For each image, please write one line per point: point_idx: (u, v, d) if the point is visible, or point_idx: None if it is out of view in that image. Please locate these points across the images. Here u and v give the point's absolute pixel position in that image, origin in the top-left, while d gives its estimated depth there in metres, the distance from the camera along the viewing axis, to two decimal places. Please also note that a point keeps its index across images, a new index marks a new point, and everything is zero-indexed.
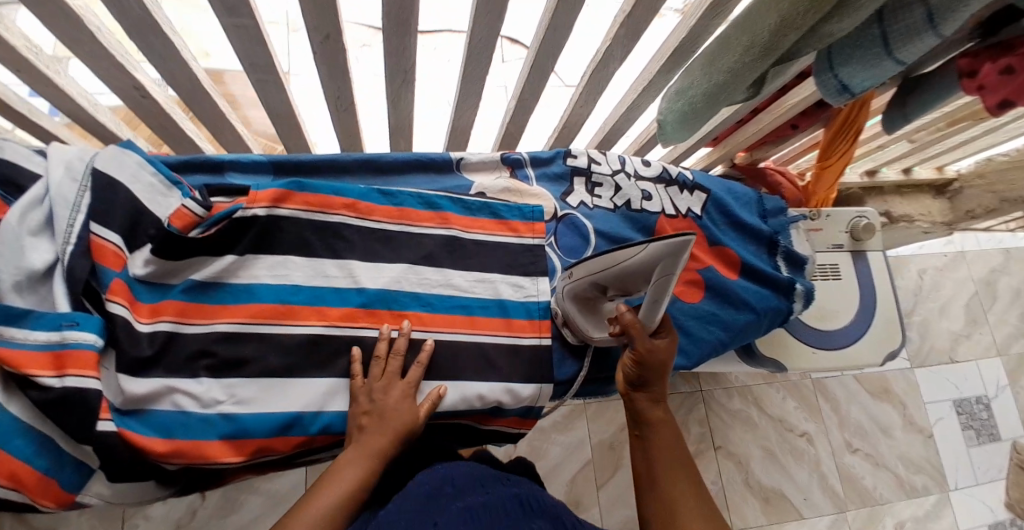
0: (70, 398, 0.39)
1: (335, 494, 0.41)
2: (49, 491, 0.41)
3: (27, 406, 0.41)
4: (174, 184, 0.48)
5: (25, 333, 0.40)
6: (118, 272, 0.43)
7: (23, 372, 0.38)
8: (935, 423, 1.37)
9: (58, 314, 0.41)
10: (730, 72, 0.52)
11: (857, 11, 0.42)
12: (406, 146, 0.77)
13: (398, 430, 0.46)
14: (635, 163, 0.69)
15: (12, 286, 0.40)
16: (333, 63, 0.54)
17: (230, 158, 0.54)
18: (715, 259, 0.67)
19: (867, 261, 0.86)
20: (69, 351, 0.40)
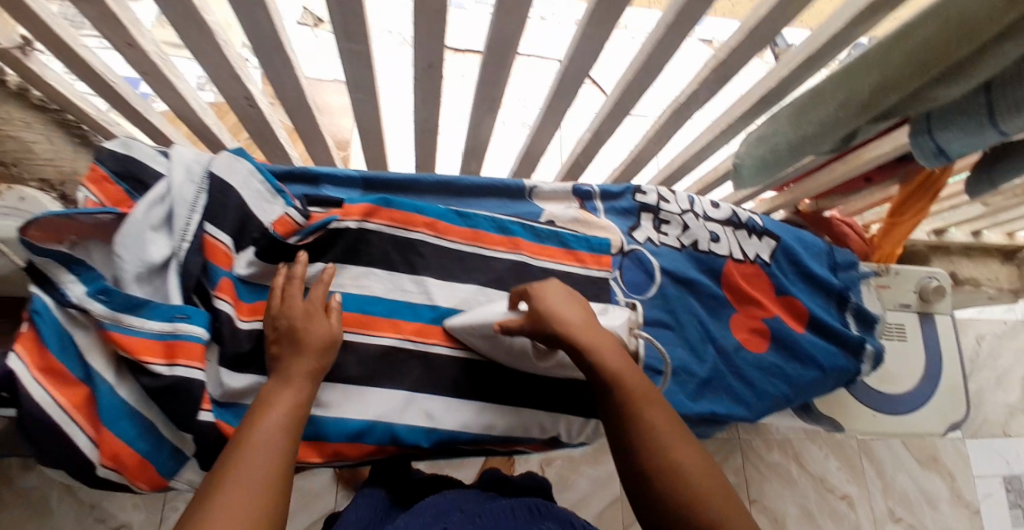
0: (177, 387, 0.41)
1: (274, 418, 0.38)
2: (145, 474, 0.44)
3: (134, 391, 0.44)
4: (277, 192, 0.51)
5: (141, 321, 0.42)
6: (226, 272, 0.47)
7: (138, 358, 0.41)
8: (983, 498, 1.27)
9: (170, 305, 0.43)
10: (820, 125, 0.51)
11: (967, 79, 0.41)
12: (476, 167, 0.79)
13: (317, 347, 0.43)
14: (704, 203, 0.68)
15: (133, 277, 0.43)
16: (428, 90, 0.56)
17: (326, 173, 0.57)
18: (782, 309, 0.65)
19: (934, 323, 0.83)
20: (179, 342, 0.42)
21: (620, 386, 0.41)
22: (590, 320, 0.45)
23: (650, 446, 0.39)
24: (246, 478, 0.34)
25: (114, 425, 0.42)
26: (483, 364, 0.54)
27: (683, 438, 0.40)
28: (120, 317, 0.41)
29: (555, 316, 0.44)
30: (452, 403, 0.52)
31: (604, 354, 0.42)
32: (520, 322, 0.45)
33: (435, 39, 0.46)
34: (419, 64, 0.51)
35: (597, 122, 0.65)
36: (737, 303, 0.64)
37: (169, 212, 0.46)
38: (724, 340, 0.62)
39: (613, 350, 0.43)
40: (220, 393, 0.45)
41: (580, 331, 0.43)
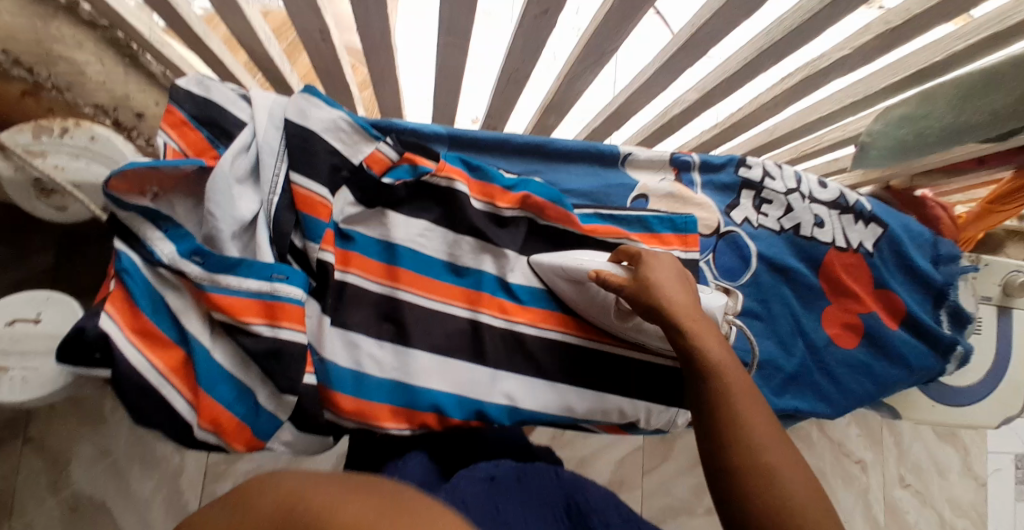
0: (279, 351, 0.37)
1: None
2: (243, 437, 0.38)
3: (229, 351, 0.38)
4: (376, 138, 0.44)
5: (238, 279, 0.37)
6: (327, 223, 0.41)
7: (238, 319, 0.36)
8: (991, 472, 1.31)
9: (267, 263, 0.37)
10: (993, 114, 0.47)
11: None
12: (553, 120, 0.71)
13: None
14: (811, 183, 0.62)
15: (229, 235, 0.38)
16: (533, 39, 0.48)
17: (410, 126, 0.51)
18: (878, 304, 0.62)
19: (1011, 318, 0.78)
20: (280, 304, 0.37)
21: (718, 375, 0.39)
22: (697, 307, 0.42)
23: (735, 440, 0.35)
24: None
25: (213, 389, 0.37)
26: (573, 345, 0.50)
27: (776, 439, 0.35)
28: (215, 276, 0.36)
29: (662, 292, 0.42)
30: (537, 385, 0.49)
31: (708, 343, 0.40)
32: (622, 282, 0.43)
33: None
34: (536, 5, 0.42)
35: (713, 82, 0.57)
36: (832, 295, 0.61)
37: (255, 162, 0.40)
38: (815, 335, 0.59)
39: (715, 339, 0.41)
40: (321, 348, 0.42)
41: (684, 312, 0.41)
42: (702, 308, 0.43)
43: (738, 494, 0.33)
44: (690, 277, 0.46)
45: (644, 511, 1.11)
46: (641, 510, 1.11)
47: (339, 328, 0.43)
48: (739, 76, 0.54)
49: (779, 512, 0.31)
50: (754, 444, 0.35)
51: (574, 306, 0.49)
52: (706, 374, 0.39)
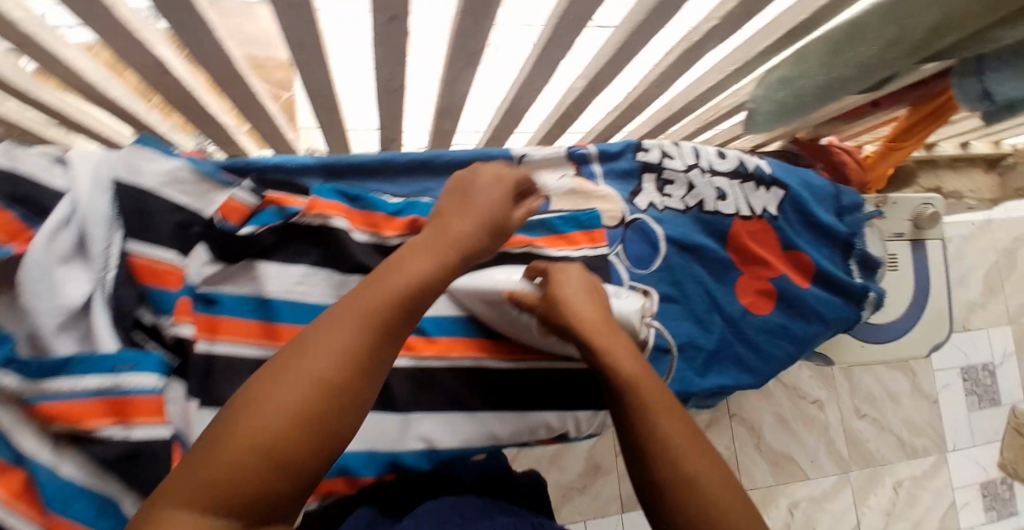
0: (140, 454, 0.33)
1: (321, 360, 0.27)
2: None
3: (84, 462, 0.35)
4: (226, 185, 0.41)
5: (73, 380, 0.32)
6: (179, 291, 0.38)
7: (81, 426, 0.32)
8: (940, 389, 1.38)
9: (107, 356, 0.33)
10: (859, 68, 0.45)
11: None
12: (452, 124, 0.66)
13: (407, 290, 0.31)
14: (709, 155, 0.62)
15: (55, 328, 0.34)
16: (391, 55, 0.45)
17: (275, 162, 0.46)
18: (788, 265, 0.63)
19: (924, 249, 0.80)
20: (127, 399, 0.33)
21: (632, 389, 0.36)
22: (605, 319, 0.41)
23: (653, 452, 0.34)
24: (385, 291, 0.30)
25: (68, 508, 0.33)
26: (486, 370, 0.48)
27: (697, 446, 0.34)
28: (41, 385, 0.32)
29: (568, 307, 0.41)
30: (452, 419, 0.46)
31: (620, 357, 0.38)
32: (533, 302, 0.43)
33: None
34: (377, 17, 0.38)
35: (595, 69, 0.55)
36: (743, 265, 0.61)
37: (80, 237, 0.35)
38: (731, 308, 0.60)
39: (628, 354, 0.39)
40: (189, 439, 0.38)
41: (595, 329, 0.40)
42: (614, 320, 0.42)
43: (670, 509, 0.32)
44: (603, 288, 0.45)
45: (622, 490, 1.12)
46: (619, 490, 1.13)
47: (214, 407, 0.39)
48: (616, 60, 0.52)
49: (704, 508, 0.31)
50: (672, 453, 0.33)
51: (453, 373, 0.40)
52: (621, 387, 0.37)
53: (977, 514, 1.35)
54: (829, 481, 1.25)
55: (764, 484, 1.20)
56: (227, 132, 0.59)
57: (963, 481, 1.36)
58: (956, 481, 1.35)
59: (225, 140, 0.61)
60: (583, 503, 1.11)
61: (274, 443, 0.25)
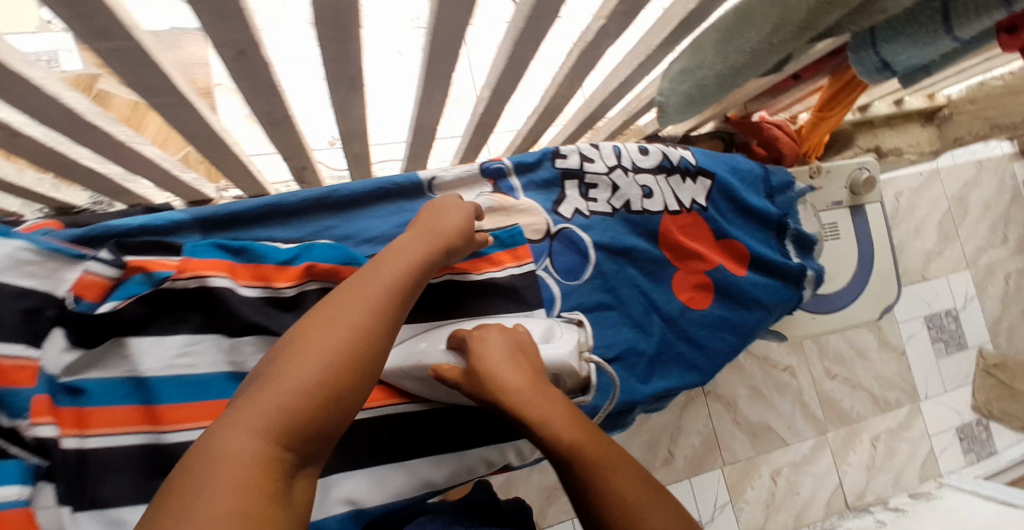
0: None
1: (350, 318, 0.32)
2: None
3: None
4: (78, 258, 0.39)
5: None
6: (34, 389, 0.35)
7: None
8: (907, 340, 1.40)
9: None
10: (752, 53, 0.43)
11: None
12: (360, 146, 0.59)
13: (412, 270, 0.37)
14: (631, 152, 0.60)
15: None
16: (260, 91, 0.41)
17: (138, 223, 0.43)
18: (723, 255, 0.62)
19: (865, 215, 0.80)
20: None
21: (577, 454, 0.34)
22: (534, 378, 0.40)
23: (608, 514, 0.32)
24: (388, 276, 0.35)
25: None
26: (414, 416, 0.47)
27: (648, 493, 0.33)
28: None
29: (490, 375, 0.39)
30: (381, 476, 0.44)
31: (558, 425, 0.36)
32: (457, 376, 0.41)
33: (237, 23, 0.31)
34: (226, 60, 0.35)
35: (493, 79, 0.52)
36: (677, 261, 0.60)
37: None
38: (668, 307, 0.58)
39: (561, 416, 0.37)
40: None
41: (522, 398, 0.38)
42: (544, 379, 0.40)
43: None
44: (530, 343, 0.44)
45: None
46: None
47: (95, 510, 0.37)
48: (513, 67, 0.49)
49: None
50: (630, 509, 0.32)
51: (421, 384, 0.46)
52: (565, 459, 0.35)
53: (955, 457, 1.38)
54: (808, 445, 1.26)
55: (745, 456, 1.21)
56: (115, 182, 0.55)
57: (937, 427, 1.39)
58: (931, 428, 1.38)
59: (116, 190, 0.57)
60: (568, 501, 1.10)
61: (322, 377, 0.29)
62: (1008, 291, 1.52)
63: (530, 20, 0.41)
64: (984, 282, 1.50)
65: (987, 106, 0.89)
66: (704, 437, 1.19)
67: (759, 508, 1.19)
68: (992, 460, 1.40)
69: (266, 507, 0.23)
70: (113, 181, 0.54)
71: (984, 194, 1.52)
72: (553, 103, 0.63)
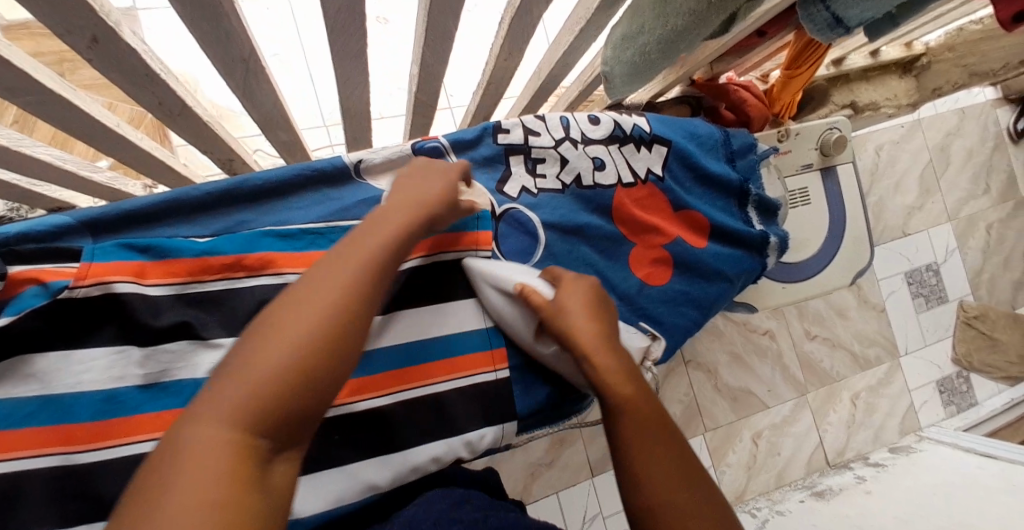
0: None
1: (331, 284, 0.30)
2: None
3: None
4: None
5: None
6: None
7: None
8: (887, 296, 1.40)
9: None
10: (692, 15, 0.39)
11: None
12: (289, 134, 0.57)
13: (392, 236, 0.35)
14: (580, 123, 0.56)
15: None
16: (140, 78, 0.37)
17: (18, 230, 0.39)
18: (682, 227, 0.59)
19: (836, 177, 0.77)
20: None
21: (632, 416, 0.38)
22: (608, 336, 0.43)
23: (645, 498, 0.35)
24: (369, 242, 0.34)
25: None
26: (350, 420, 0.44)
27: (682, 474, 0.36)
28: None
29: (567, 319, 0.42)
30: (318, 482, 0.42)
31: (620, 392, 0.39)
32: (542, 303, 0.44)
33: (72, 2, 0.27)
34: (76, 44, 0.31)
35: (418, 52, 0.48)
36: (633, 236, 0.57)
37: None
38: (624, 285, 0.56)
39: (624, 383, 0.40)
40: None
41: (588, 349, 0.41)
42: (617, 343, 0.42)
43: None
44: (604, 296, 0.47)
45: (588, 456, 1.12)
46: (585, 456, 1.12)
47: None
48: (434, 39, 0.45)
49: None
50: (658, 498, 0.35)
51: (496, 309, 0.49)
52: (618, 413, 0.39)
53: (935, 410, 1.40)
54: (789, 407, 1.27)
55: (726, 421, 1.21)
56: (21, 187, 0.51)
57: (918, 382, 1.40)
58: (911, 382, 1.40)
59: (28, 196, 0.53)
60: (552, 476, 1.09)
61: (294, 361, 0.27)
62: (990, 242, 1.51)
63: None
64: (965, 234, 1.49)
65: (966, 53, 0.86)
66: (685, 405, 1.19)
67: (741, 471, 1.20)
68: (973, 411, 1.42)
69: (244, 485, 0.22)
70: (19, 186, 0.51)
71: (966, 143, 1.49)
72: (495, 76, 0.58)
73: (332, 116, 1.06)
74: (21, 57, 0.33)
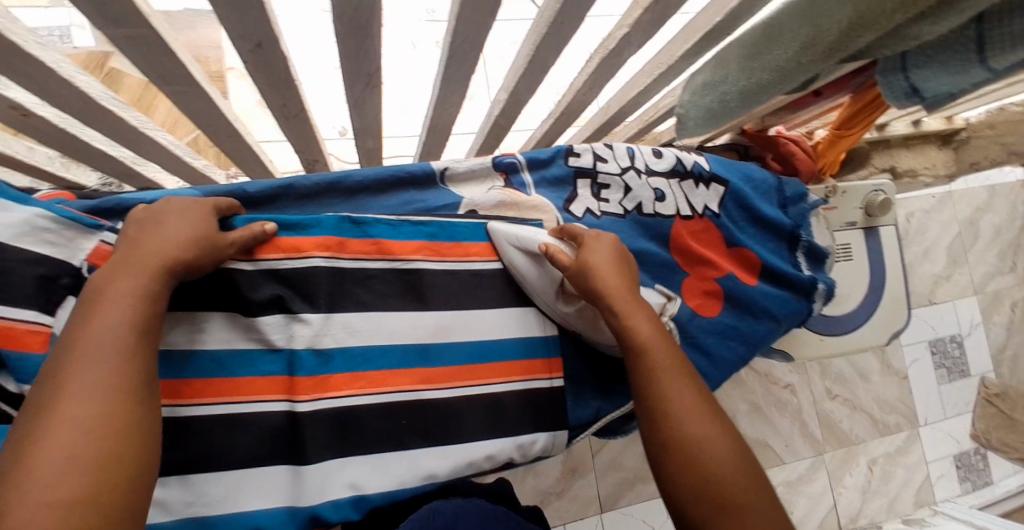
0: None
1: (83, 384, 0.27)
2: None
3: None
4: (96, 229, 0.39)
5: None
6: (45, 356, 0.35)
7: None
8: (910, 364, 1.39)
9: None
10: (777, 72, 0.43)
11: (956, 17, 0.33)
12: (374, 142, 0.62)
13: (138, 302, 0.32)
14: (645, 155, 0.60)
15: None
16: (277, 80, 0.41)
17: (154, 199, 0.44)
18: (734, 264, 0.61)
19: (878, 237, 0.80)
20: None
21: (646, 356, 0.43)
22: (629, 291, 0.46)
23: (663, 415, 0.41)
24: (118, 314, 0.31)
25: None
26: (418, 409, 0.46)
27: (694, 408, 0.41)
28: None
29: (599, 273, 0.46)
30: (382, 463, 0.44)
31: (637, 324, 0.44)
32: (566, 262, 0.47)
33: (257, 12, 0.31)
34: (242, 47, 0.36)
35: (512, 80, 0.52)
36: (688, 266, 0.60)
37: None
38: (678, 312, 0.57)
39: (645, 317, 0.45)
40: None
41: (618, 298, 0.45)
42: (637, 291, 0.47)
43: (665, 465, 0.39)
44: (627, 257, 0.50)
45: (600, 492, 1.10)
46: (597, 491, 1.10)
47: None
48: (531, 70, 0.49)
49: (697, 470, 0.38)
50: (674, 415, 0.40)
51: (517, 275, 0.52)
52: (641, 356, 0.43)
53: (952, 486, 1.36)
54: (805, 465, 1.25)
55: None
56: (129, 162, 0.55)
57: (936, 454, 1.37)
58: (929, 454, 1.37)
59: (128, 172, 0.57)
60: (562, 507, 1.08)
61: (74, 492, 0.24)
62: (1014, 320, 1.51)
63: (550, 29, 0.41)
64: (990, 310, 1.49)
65: (1005, 131, 0.87)
66: None
67: None
68: (990, 491, 1.38)
69: None
70: (126, 162, 0.55)
71: (995, 220, 1.51)
72: (570, 107, 0.62)
73: (392, 126, 1.11)
74: (183, 51, 0.38)
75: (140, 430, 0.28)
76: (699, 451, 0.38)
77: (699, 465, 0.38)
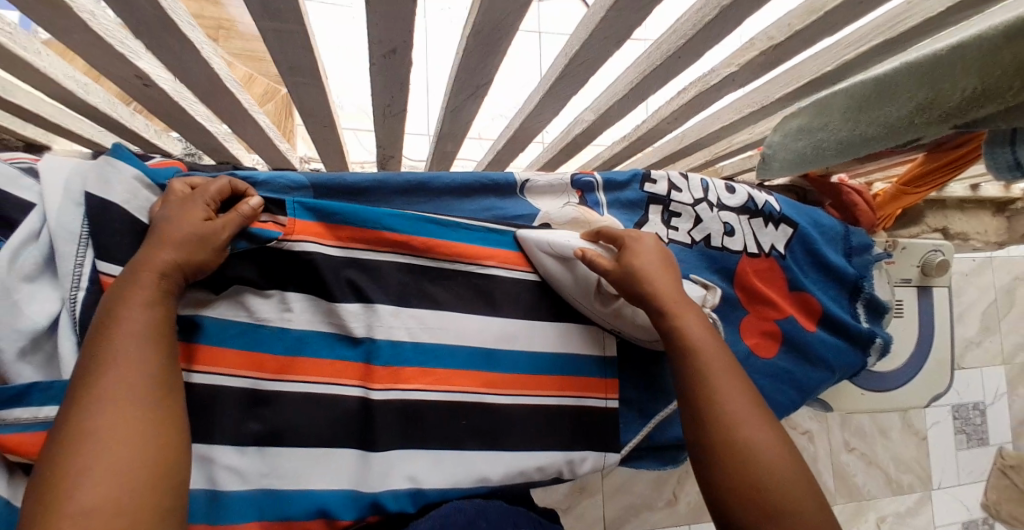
0: None
1: (105, 400, 0.29)
2: None
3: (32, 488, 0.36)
4: None
5: (32, 409, 0.34)
6: None
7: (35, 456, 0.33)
8: (930, 426, 1.37)
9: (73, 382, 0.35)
10: (886, 127, 0.43)
11: None
12: (452, 146, 0.63)
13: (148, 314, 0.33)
14: (718, 188, 0.60)
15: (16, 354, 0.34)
16: (393, 80, 0.42)
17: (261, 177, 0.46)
18: (795, 308, 0.61)
19: (930, 297, 0.79)
20: None
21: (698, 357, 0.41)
22: (680, 292, 0.45)
23: (715, 420, 0.39)
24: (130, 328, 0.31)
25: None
26: (480, 412, 0.47)
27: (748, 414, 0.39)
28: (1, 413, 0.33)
29: (644, 278, 0.44)
30: (441, 459, 0.44)
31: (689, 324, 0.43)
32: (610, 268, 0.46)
33: (407, 21, 0.33)
34: (377, 50, 0.37)
35: (603, 104, 0.53)
36: (749, 304, 0.60)
37: (49, 253, 0.36)
38: (735, 348, 0.57)
39: (697, 320, 0.43)
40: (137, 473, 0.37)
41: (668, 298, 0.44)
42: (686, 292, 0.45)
43: (719, 470, 0.38)
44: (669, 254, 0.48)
45: (607, 513, 1.10)
46: (604, 512, 1.10)
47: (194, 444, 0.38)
48: (627, 99, 0.50)
49: (754, 482, 0.36)
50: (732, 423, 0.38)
51: (553, 281, 0.50)
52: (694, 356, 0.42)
53: None
54: None
55: None
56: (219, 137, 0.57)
57: (945, 520, 1.35)
58: (938, 519, 1.35)
59: (216, 146, 0.59)
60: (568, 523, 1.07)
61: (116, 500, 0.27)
62: None
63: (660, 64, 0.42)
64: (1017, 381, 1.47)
65: None
66: None
67: None
68: None
69: None
70: (217, 137, 0.56)
71: None
72: (646, 135, 0.63)
73: None
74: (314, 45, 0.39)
75: (164, 434, 0.30)
76: (753, 460, 0.37)
77: (757, 470, 0.36)
